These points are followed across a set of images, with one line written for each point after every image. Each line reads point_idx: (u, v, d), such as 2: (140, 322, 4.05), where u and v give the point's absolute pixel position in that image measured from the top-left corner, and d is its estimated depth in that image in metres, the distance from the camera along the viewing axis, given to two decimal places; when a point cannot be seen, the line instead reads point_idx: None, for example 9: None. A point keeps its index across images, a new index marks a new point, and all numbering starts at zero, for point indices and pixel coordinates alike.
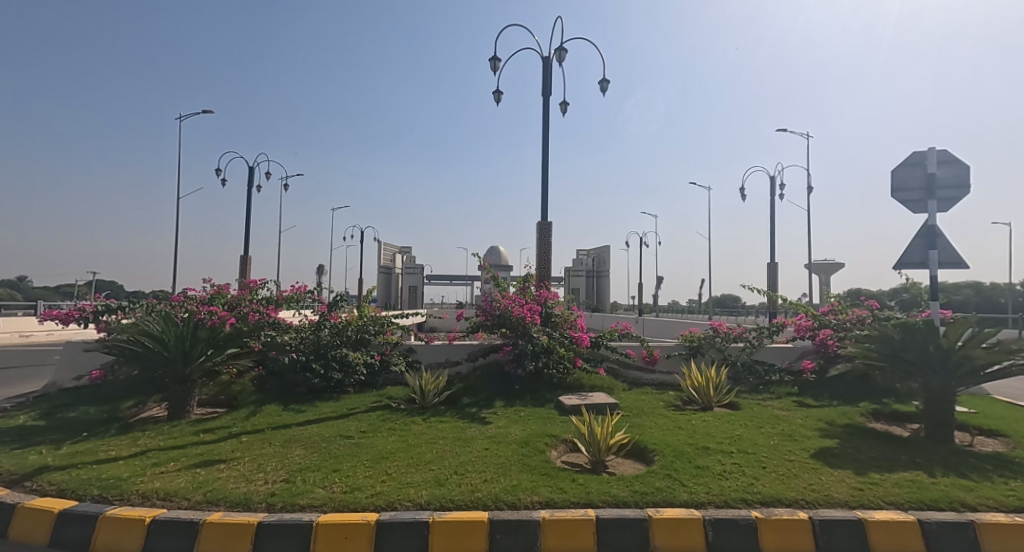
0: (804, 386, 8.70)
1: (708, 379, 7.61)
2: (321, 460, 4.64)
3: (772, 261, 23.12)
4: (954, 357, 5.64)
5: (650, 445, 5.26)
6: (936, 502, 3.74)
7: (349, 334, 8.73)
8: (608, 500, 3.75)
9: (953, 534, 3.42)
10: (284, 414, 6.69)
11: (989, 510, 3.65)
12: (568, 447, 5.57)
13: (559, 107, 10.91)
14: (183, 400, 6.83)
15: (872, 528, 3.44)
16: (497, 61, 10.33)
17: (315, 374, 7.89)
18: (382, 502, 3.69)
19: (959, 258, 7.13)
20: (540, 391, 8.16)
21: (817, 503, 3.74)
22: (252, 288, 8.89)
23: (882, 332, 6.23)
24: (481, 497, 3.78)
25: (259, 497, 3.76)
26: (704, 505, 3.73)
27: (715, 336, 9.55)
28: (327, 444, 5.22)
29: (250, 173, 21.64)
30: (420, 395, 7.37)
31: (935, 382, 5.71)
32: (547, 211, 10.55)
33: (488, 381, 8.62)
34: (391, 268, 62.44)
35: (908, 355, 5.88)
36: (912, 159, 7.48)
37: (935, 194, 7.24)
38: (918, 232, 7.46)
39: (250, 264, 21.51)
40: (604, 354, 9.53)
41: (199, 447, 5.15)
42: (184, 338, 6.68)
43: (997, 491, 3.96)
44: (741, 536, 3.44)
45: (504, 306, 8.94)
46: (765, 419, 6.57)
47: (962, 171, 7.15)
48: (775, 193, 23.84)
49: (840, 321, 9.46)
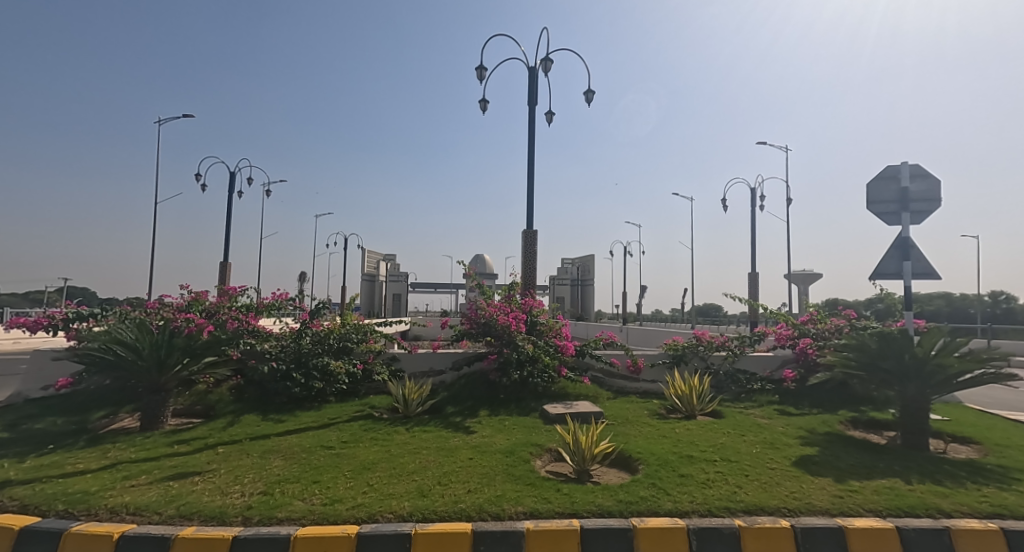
0: (785, 393, 8.82)
1: (691, 387, 7.66)
2: (300, 471, 4.55)
3: (752, 270, 23.38)
4: (928, 364, 5.73)
5: (634, 454, 5.26)
6: (912, 509, 3.78)
7: (331, 342, 8.63)
8: (593, 510, 3.73)
9: (929, 541, 3.47)
10: (262, 424, 6.55)
11: (964, 517, 3.71)
12: (553, 457, 5.55)
13: (545, 116, 11.08)
14: (157, 410, 6.62)
15: (852, 535, 3.47)
16: (484, 70, 10.48)
17: (296, 383, 7.73)
18: (362, 514, 3.61)
19: (930, 268, 7.31)
20: (525, 400, 8.12)
21: (797, 511, 3.77)
22: (231, 295, 8.71)
23: (859, 340, 6.32)
24: (465, 508, 3.73)
25: (235, 510, 3.66)
26: (688, 513, 3.73)
27: (698, 345, 9.65)
28: (307, 455, 5.11)
29: (230, 177, 21.28)
30: (403, 404, 7.32)
31: (911, 390, 5.81)
32: (534, 220, 10.61)
33: (473, 390, 8.56)
34: (374, 275, 62.15)
35: (885, 363, 5.97)
36: (886, 172, 7.68)
37: (908, 206, 7.42)
38: (893, 243, 7.62)
39: (228, 270, 21.08)
40: (588, 362, 9.58)
41: (173, 459, 5.01)
42: (160, 345, 6.53)
43: (971, 498, 4.03)
44: (725, 544, 3.44)
45: (489, 314, 8.96)
46: (747, 427, 6.62)
47: (933, 185, 7.37)
48: (755, 202, 23.68)
49: (819, 330, 9.59)
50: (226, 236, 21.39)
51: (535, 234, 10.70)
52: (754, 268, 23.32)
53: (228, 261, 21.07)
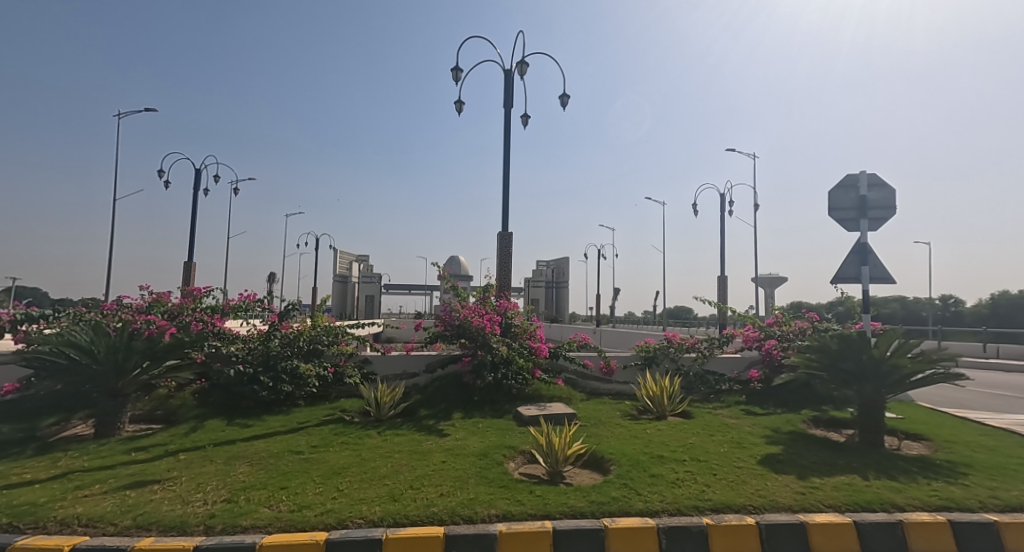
0: (751, 394, 9.06)
1: (662, 388, 7.79)
2: (267, 477, 4.44)
3: (721, 273, 23.95)
4: (884, 365, 5.98)
5: (607, 454, 5.32)
6: (869, 504, 3.94)
7: (301, 345, 8.45)
8: (565, 511, 3.76)
9: (884, 534, 3.62)
10: (227, 429, 6.37)
11: (916, 510, 3.88)
12: (527, 458, 5.57)
13: (521, 118, 11.14)
14: (113, 416, 6.37)
15: (813, 531, 3.59)
16: (459, 72, 10.47)
17: (263, 387, 7.55)
18: (332, 520, 3.55)
19: (886, 273, 7.63)
20: (498, 402, 8.13)
21: (762, 508, 3.88)
22: (196, 295, 8.45)
23: (821, 342, 6.55)
24: (437, 512, 3.70)
25: (196, 519, 3.55)
26: (658, 513, 3.80)
27: (669, 346, 9.84)
28: (275, 460, 5.00)
29: (195, 174, 20.62)
30: (375, 407, 7.23)
31: (869, 390, 6.05)
32: (509, 223, 10.64)
33: (447, 392, 8.51)
34: (347, 276, 61.26)
35: (845, 364, 6.20)
36: (846, 181, 7.98)
37: (866, 214, 7.73)
38: (852, 249, 7.92)
39: (192, 270, 20.45)
40: (562, 364, 9.65)
41: (131, 467, 4.82)
42: (117, 348, 6.30)
43: (922, 492, 4.22)
44: (693, 542, 3.52)
45: (463, 316, 8.94)
46: (715, 427, 6.78)
47: (889, 193, 7.71)
48: (724, 207, 24.28)
49: (784, 332, 9.89)
50: (190, 234, 20.74)
51: (510, 236, 10.72)
52: (722, 271, 23.88)
53: (193, 261, 20.44)
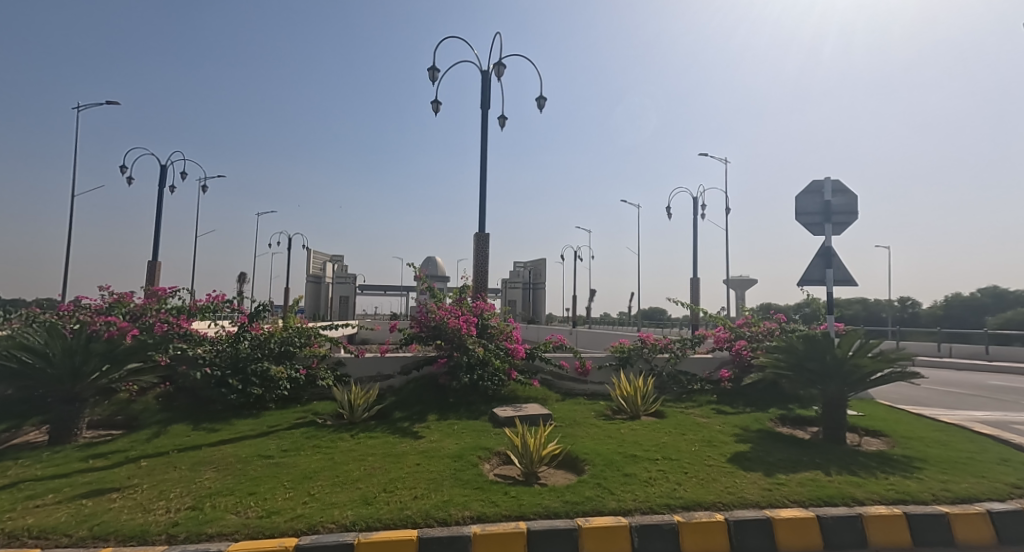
0: (722, 393, 9.26)
1: (636, 388, 7.90)
2: (235, 483, 4.33)
3: (694, 275, 24.41)
4: (846, 364, 6.18)
5: (581, 455, 5.36)
6: (831, 499, 4.07)
7: (272, 347, 8.28)
8: (539, 511, 3.77)
9: (845, 528, 3.75)
10: (192, 434, 6.19)
11: (875, 503, 4.03)
12: (502, 459, 5.57)
13: (498, 120, 11.15)
14: (70, 422, 6.12)
15: (779, 526, 3.69)
16: (436, 72, 10.42)
17: (232, 390, 7.37)
18: (302, 525, 3.48)
19: (849, 276, 7.91)
20: (474, 404, 8.11)
21: (731, 505, 3.97)
22: (160, 296, 8.19)
23: (788, 342, 6.74)
24: (410, 515, 3.67)
25: (158, 528, 3.44)
26: (630, 511, 3.85)
27: (643, 347, 9.98)
28: (243, 465, 4.88)
29: (161, 171, 19.98)
30: (348, 410, 7.12)
31: (833, 389, 6.25)
32: (486, 224, 10.63)
33: (422, 394, 8.45)
34: (320, 277, 60.27)
35: (810, 363, 6.38)
36: (812, 186, 8.23)
37: (831, 218, 7.99)
38: (817, 252, 8.17)
39: (157, 270, 19.80)
40: (538, 365, 9.69)
41: (88, 475, 4.64)
42: (74, 351, 6.06)
43: (881, 486, 4.39)
44: (664, 540, 3.58)
45: (438, 317, 8.88)
46: (687, 426, 6.90)
47: (852, 199, 8.00)
48: (697, 210, 24.80)
49: (754, 333, 10.13)
50: (155, 234, 20.08)
51: (486, 237, 10.71)
52: (695, 274, 24.35)
53: (159, 260, 19.80)
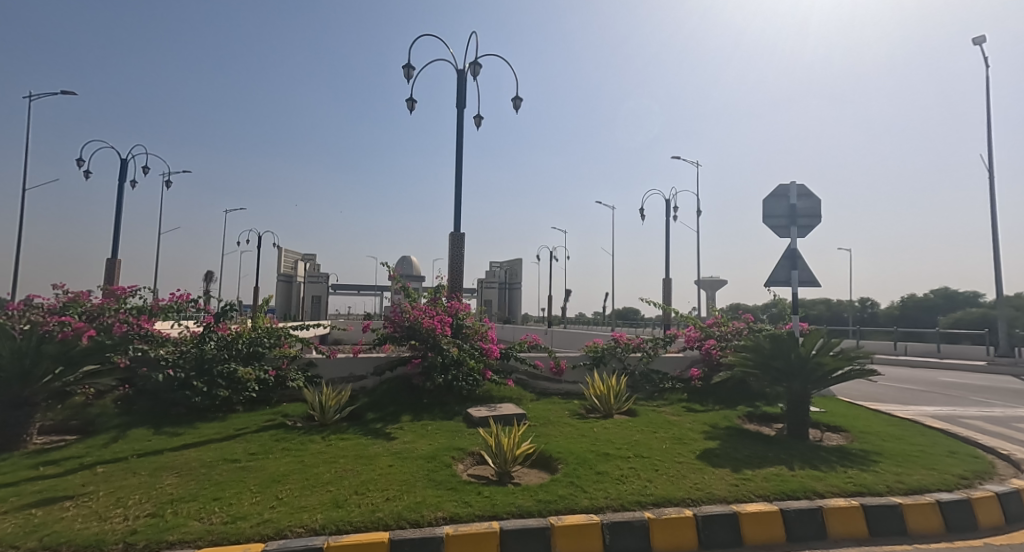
0: (692, 391, 9.45)
1: (609, 387, 7.99)
2: (199, 488, 4.21)
3: (666, 276, 24.82)
4: (810, 363, 6.39)
5: (555, 454, 5.40)
6: (794, 492, 4.21)
7: (240, 348, 8.08)
8: (512, 511, 3.78)
9: (807, 521, 3.87)
10: (153, 439, 5.99)
11: (834, 496, 4.18)
12: (476, 460, 5.56)
13: (474, 119, 11.13)
14: (19, 427, 5.85)
15: (744, 520, 3.79)
16: (411, 70, 10.33)
17: (196, 393, 7.16)
18: (269, 530, 3.41)
19: (813, 277, 8.18)
20: (448, 404, 8.08)
21: (700, 500, 4.06)
22: (120, 295, 7.90)
23: (755, 341, 6.92)
24: (382, 517, 3.63)
25: (116, 536, 3.31)
26: (602, 509, 3.89)
27: (616, 347, 10.11)
28: (208, 470, 4.74)
29: (121, 166, 19.26)
30: (319, 411, 7.00)
31: (797, 386, 6.45)
32: (461, 223, 10.59)
33: (396, 395, 8.36)
34: (292, 276, 59.05)
35: (776, 362, 6.57)
36: (778, 190, 8.48)
37: (796, 221, 8.24)
38: (783, 254, 8.42)
39: (117, 268, 19.08)
40: (513, 365, 9.71)
41: (40, 483, 4.44)
42: (25, 354, 5.78)
43: (840, 479, 4.56)
44: (635, 536, 3.63)
45: (412, 317, 8.81)
46: (659, 424, 7.02)
47: (816, 203, 8.27)
48: (670, 212, 25.18)
49: (723, 332, 10.37)
50: (115, 231, 19.33)
51: (462, 237, 10.67)
52: (668, 274, 24.77)
53: (118, 258, 19.06)
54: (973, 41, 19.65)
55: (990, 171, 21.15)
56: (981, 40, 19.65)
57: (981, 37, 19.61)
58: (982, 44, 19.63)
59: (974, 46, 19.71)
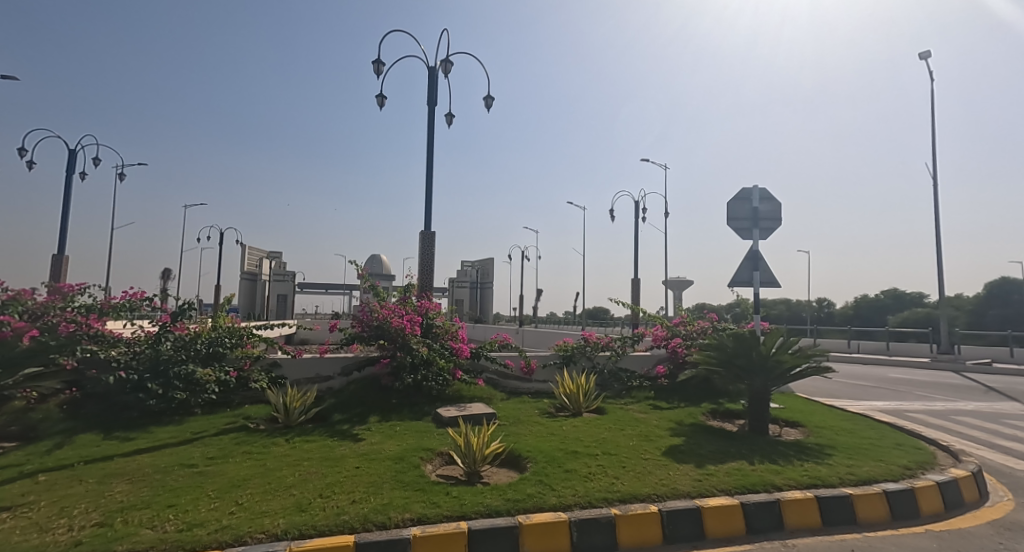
0: (659, 389, 9.64)
1: (578, 386, 8.06)
2: (153, 495, 4.04)
3: (635, 277, 25.28)
4: (770, 360, 6.60)
5: (524, 452, 5.41)
6: (754, 486, 4.33)
7: (199, 348, 7.80)
8: (481, 510, 3.77)
9: (766, 513, 4.00)
10: (103, 444, 5.72)
11: (791, 489, 4.33)
12: (445, 460, 5.51)
13: (445, 117, 11.06)
14: None
15: (707, 514, 3.88)
16: (381, 65, 10.19)
17: (151, 395, 6.87)
18: (228, 537, 3.29)
19: (774, 278, 8.45)
20: (417, 404, 7.99)
21: (665, 496, 4.13)
22: (67, 293, 7.50)
23: (719, 340, 7.10)
24: (347, 520, 3.56)
25: (59, 548, 3.14)
26: (570, 507, 3.91)
27: (586, 346, 10.21)
28: (162, 476, 4.55)
29: (69, 157, 18.31)
30: (283, 413, 6.82)
31: (758, 383, 6.65)
32: (431, 222, 10.50)
33: (364, 395, 8.23)
34: (256, 274, 57.39)
35: (738, 360, 6.76)
36: (741, 193, 8.72)
37: (758, 224, 8.50)
38: (745, 255, 8.67)
39: (65, 265, 18.14)
40: (483, 364, 9.68)
41: None
42: None
43: (797, 473, 4.72)
44: (602, 533, 3.66)
45: (381, 316, 8.68)
46: (626, 421, 7.13)
47: (777, 206, 8.54)
48: (638, 214, 25.63)
49: (689, 331, 10.62)
50: (64, 226, 18.38)
51: (432, 236, 10.58)
52: (636, 275, 25.23)
53: (66, 255, 18.12)
54: (919, 55, 20.69)
55: (935, 179, 22.36)
56: (927, 55, 20.72)
57: (928, 52, 20.67)
58: (928, 59, 20.70)
59: (921, 60, 20.75)
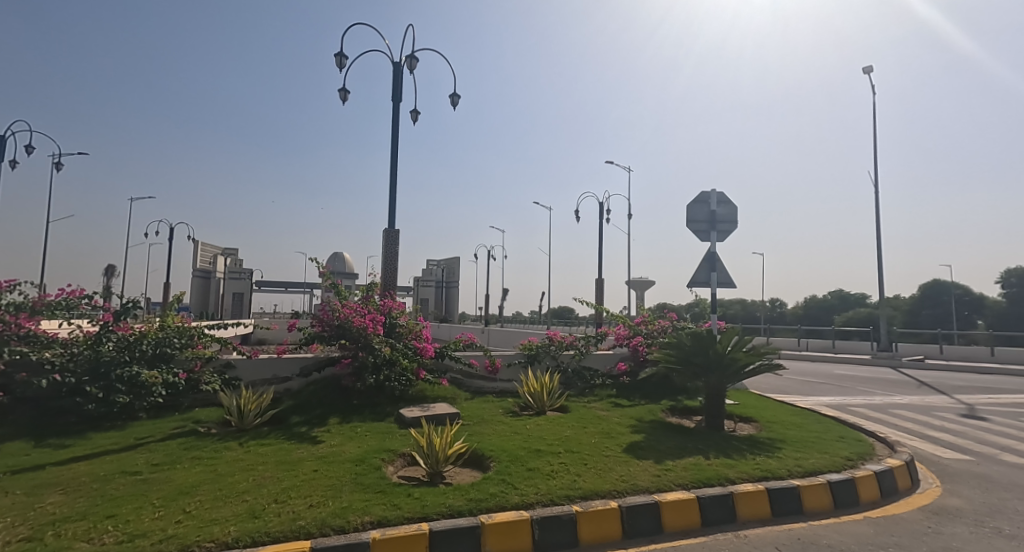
0: (621, 387, 9.81)
1: (542, 385, 8.10)
2: (91, 505, 3.80)
3: (599, 277, 25.67)
4: (727, 358, 6.81)
5: (487, 452, 5.38)
6: (710, 480, 4.45)
7: (144, 349, 7.41)
8: (443, 511, 3.72)
9: (720, 506, 4.11)
10: (35, 452, 5.35)
11: (744, 482, 4.48)
12: (407, 461, 5.43)
13: (410, 114, 10.90)
14: None
15: (665, 509, 3.96)
16: (344, 59, 9.95)
17: (90, 399, 6.49)
18: (173, 547, 3.13)
19: (730, 279, 8.72)
20: (379, 405, 7.84)
21: (625, 492, 4.19)
22: None
23: (677, 339, 7.28)
24: (303, 525, 3.45)
25: None
26: (532, 505, 3.92)
27: (550, 345, 10.28)
28: (102, 485, 4.29)
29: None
30: (237, 416, 6.56)
31: (715, 381, 6.85)
32: (395, 220, 10.33)
33: (324, 397, 8.01)
34: (210, 272, 55.16)
35: (696, 358, 6.94)
36: (700, 196, 8.97)
37: (715, 226, 8.76)
38: (703, 257, 8.91)
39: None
40: (448, 364, 9.59)
41: None
42: None
43: (750, 466, 4.89)
44: (564, 531, 3.68)
45: (342, 316, 8.48)
46: (588, 419, 7.22)
47: (734, 210, 8.82)
48: (602, 215, 26.01)
49: (650, 330, 10.85)
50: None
51: (396, 234, 10.42)
52: (600, 275, 25.63)
53: None
54: (863, 70, 21.82)
55: (876, 187, 23.65)
56: (871, 69, 21.87)
57: (870, 66, 21.80)
58: (871, 73, 21.88)
59: (865, 74, 21.89)
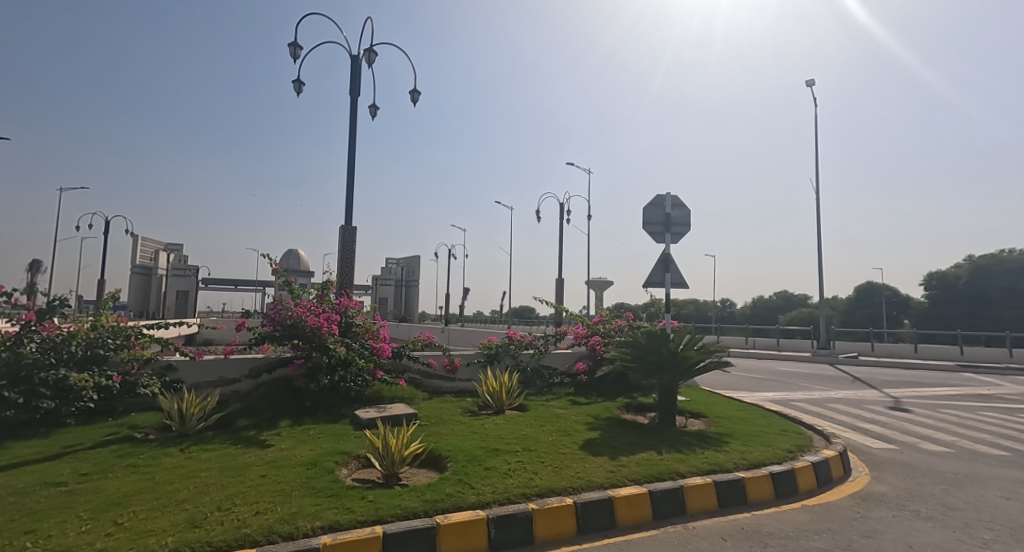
0: (579, 385, 9.92)
1: (501, 384, 8.08)
2: (7, 521, 3.49)
3: (559, 278, 25.95)
4: (680, 356, 7.00)
5: (444, 452, 5.32)
6: (661, 474, 4.56)
7: (74, 351, 6.92)
8: (397, 513, 3.63)
9: (671, 499, 4.21)
10: None
11: (694, 475, 4.60)
12: (361, 463, 5.28)
13: (368, 109, 10.65)
14: None
15: (618, 504, 4.02)
16: (299, 49, 9.61)
17: (10, 406, 6.01)
18: None
19: (683, 279, 8.97)
20: (333, 406, 7.61)
21: (580, 488, 4.23)
22: None
23: (633, 337, 7.43)
24: (248, 533, 3.28)
25: None
26: (488, 504, 3.88)
27: (509, 344, 10.29)
28: (21, 498, 3.96)
29: None
30: (178, 420, 6.22)
31: (669, 378, 7.03)
32: (352, 216, 10.06)
33: (274, 399, 7.70)
34: (153, 269, 52.24)
35: (651, 356, 7.10)
36: (656, 199, 9.19)
37: (670, 228, 8.99)
38: (658, 257, 9.13)
39: None
40: (406, 364, 9.42)
41: None
42: None
43: (700, 460, 5.03)
44: (520, 529, 3.67)
45: (295, 314, 8.18)
46: (546, 417, 7.25)
47: (688, 212, 9.09)
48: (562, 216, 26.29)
49: (607, 329, 11.04)
50: None
51: (353, 231, 10.15)
52: (559, 276, 25.90)
53: None
54: (807, 83, 22.96)
55: (817, 195, 24.96)
56: (813, 83, 23.02)
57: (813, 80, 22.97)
58: (812, 87, 23.07)
59: (807, 87, 23.03)
